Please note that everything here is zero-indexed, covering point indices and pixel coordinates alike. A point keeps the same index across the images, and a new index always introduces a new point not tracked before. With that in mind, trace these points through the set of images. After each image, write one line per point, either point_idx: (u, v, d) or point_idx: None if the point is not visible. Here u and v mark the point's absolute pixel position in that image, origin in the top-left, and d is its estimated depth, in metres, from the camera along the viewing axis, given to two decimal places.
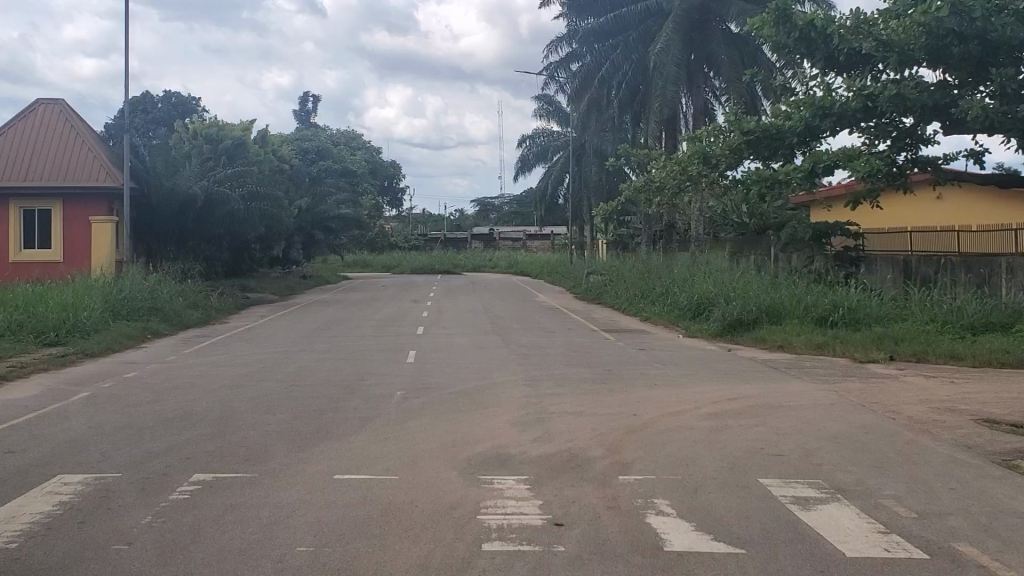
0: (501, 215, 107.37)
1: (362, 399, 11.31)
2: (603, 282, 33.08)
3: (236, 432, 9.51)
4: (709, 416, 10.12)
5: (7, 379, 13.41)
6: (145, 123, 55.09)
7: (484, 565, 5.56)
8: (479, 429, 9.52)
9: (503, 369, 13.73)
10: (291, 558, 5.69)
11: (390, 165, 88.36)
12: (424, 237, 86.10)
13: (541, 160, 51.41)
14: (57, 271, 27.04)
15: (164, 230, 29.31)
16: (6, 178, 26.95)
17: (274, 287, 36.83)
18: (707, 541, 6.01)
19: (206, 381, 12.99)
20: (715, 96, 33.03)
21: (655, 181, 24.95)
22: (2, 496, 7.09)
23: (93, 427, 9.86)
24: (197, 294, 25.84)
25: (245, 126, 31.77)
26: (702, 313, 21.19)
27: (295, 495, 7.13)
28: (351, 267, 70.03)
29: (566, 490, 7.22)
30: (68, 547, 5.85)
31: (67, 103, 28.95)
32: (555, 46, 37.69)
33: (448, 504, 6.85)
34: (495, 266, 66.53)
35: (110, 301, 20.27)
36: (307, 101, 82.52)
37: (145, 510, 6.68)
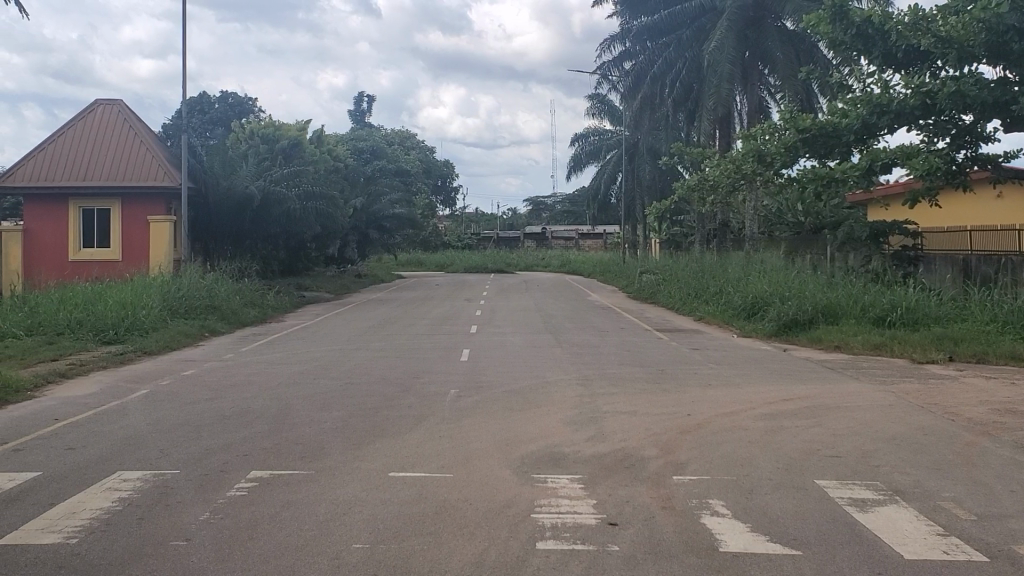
0: (554, 215, 107.22)
1: (415, 398, 11.36)
2: (656, 282, 32.96)
3: (292, 430, 9.60)
4: (765, 416, 10.07)
5: (67, 378, 13.60)
6: (202, 124, 55.74)
7: (538, 565, 5.56)
8: (532, 428, 9.54)
9: (558, 368, 13.74)
10: (347, 555, 5.73)
11: (443, 165, 88.62)
12: (477, 236, 86.15)
13: (593, 160, 51.38)
14: (115, 270, 27.50)
15: (222, 229, 29.66)
16: (65, 179, 27.46)
17: (329, 285, 37.11)
18: (762, 543, 5.98)
19: (263, 379, 13.14)
20: (769, 93, 32.80)
21: (709, 179, 24.80)
22: (63, 493, 7.21)
23: (151, 424, 10.02)
24: (254, 292, 26.11)
25: (300, 126, 32.05)
26: (757, 313, 21.04)
27: (351, 492, 7.19)
28: (405, 266, 70.24)
29: (619, 490, 7.21)
30: (127, 543, 5.93)
31: (125, 104, 29.36)
32: (609, 45, 37.70)
33: (502, 503, 6.87)
34: (548, 267, 66.46)
35: (168, 300, 20.52)
36: (362, 101, 82.84)
37: (203, 506, 6.78)
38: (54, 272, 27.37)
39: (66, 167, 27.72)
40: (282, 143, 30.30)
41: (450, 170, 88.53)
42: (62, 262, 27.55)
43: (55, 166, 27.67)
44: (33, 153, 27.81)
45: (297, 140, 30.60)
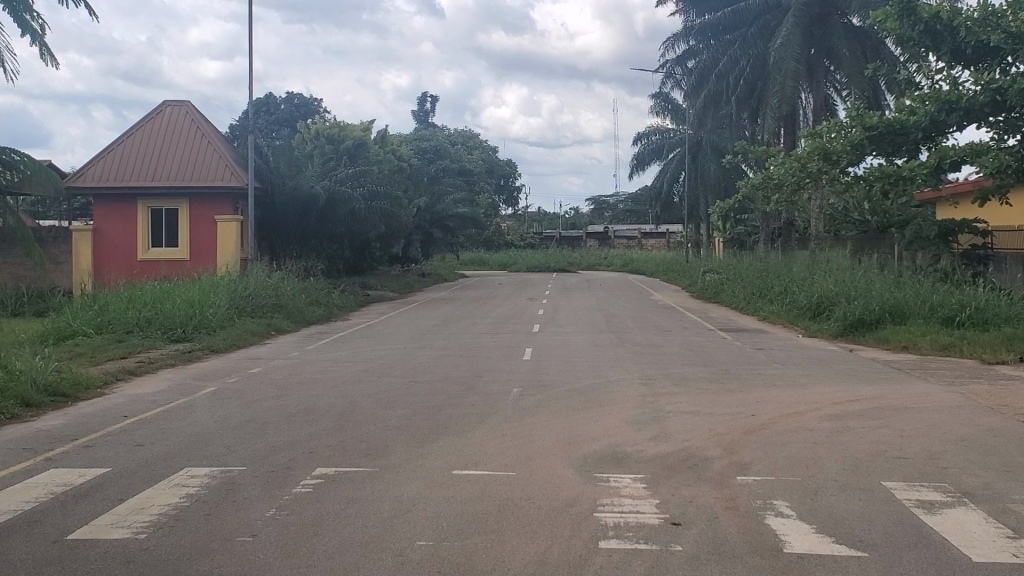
0: (617, 213, 106.91)
1: (478, 396, 11.40)
2: (720, 281, 32.78)
3: (356, 427, 9.67)
4: (831, 417, 9.96)
5: (135, 375, 13.83)
6: (269, 125, 56.46)
7: (601, 564, 5.55)
8: (595, 428, 9.51)
9: (621, 368, 13.70)
10: (411, 552, 5.78)
11: (507, 165, 88.71)
12: (540, 235, 86.18)
13: (657, 158, 51.10)
14: (183, 269, 27.90)
15: (288, 229, 29.99)
16: (135, 178, 27.90)
17: (393, 284, 37.30)
18: (828, 544, 5.91)
19: (328, 377, 13.29)
20: (836, 90, 32.44)
21: (773, 178, 24.52)
22: (133, 489, 7.35)
23: (219, 421, 10.17)
24: (319, 291, 26.35)
25: (365, 127, 32.35)
26: (822, 312, 20.84)
27: (416, 489, 7.24)
28: (467, 266, 70.33)
29: (683, 490, 7.18)
30: (194, 539, 6.03)
31: (192, 105, 29.90)
32: (672, 43, 37.61)
33: (564, 501, 6.87)
34: (611, 265, 66.30)
35: (235, 299, 20.82)
36: (425, 101, 83.16)
37: (270, 504, 6.86)
38: (123, 270, 27.84)
39: (134, 167, 28.16)
40: (346, 144, 30.73)
41: (512, 169, 88.48)
42: (131, 261, 28.02)
43: (126, 165, 28.16)
44: (103, 153, 28.32)
45: (362, 141, 30.96)
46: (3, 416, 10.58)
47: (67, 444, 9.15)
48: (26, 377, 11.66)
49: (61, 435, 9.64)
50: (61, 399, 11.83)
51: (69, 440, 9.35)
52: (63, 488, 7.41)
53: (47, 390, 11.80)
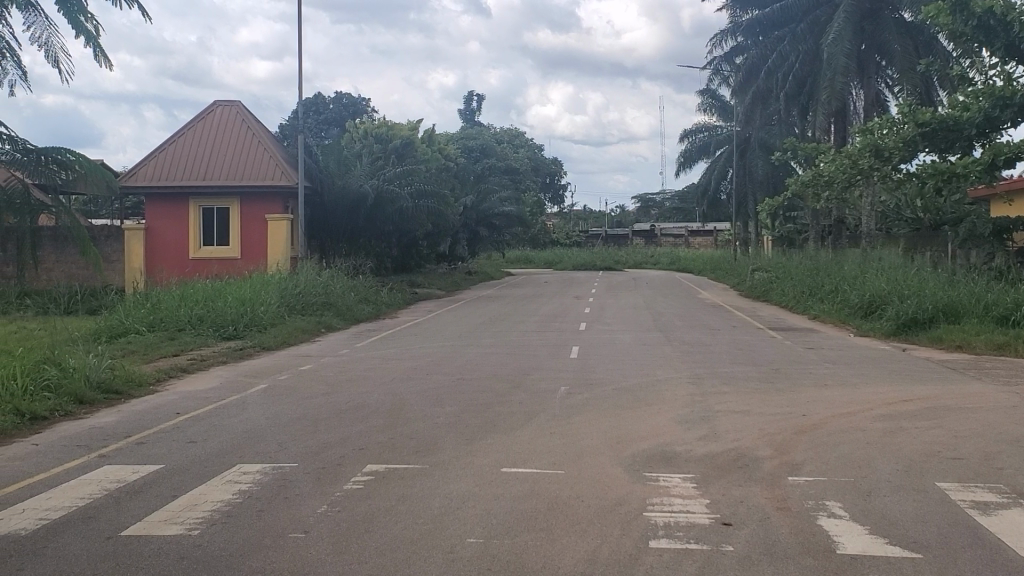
0: (663, 211, 106.48)
1: (526, 394, 11.40)
2: (769, 280, 32.58)
3: (405, 424, 9.72)
4: (884, 418, 9.86)
5: (188, 372, 13.99)
6: (318, 124, 56.87)
7: (652, 563, 5.53)
8: (644, 427, 9.47)
9: (669, 366, 13.64)
10: (461, 549, 5.80)
11: (553, 163, 88.65)
12: (586, 233, 86.01)
13: (704, 155, 50.79)
14: (235, 267, 28.18)
15: (336, 228, 30.20)
16: (186, 177, 28.20)
17: (440, 283, 37.36)
18: (882, 546, 5.84)
19: (378, 375, 13.36)
20: (887, 86, 32.14)
21: (824, 175, 24.29)
22: (186, 485, 7.43)
23: (270, 418, 10.24)
24: (368, 289, 26.48)
25: (412, 126, 32.50)
26: (874, 311, 20.63)
27: (465, 487, 7.26)
28: (514, 264, 70.39)
29: (733, 490, 7.14)
30: (247, 535, 6.08)
31: (242, 106, 30.27)
32: (720, 40, 37.50)
33: (615, 500, 6.86)
34: (658, 263, 66.06)
35: (285, 297, 21.00)
36: (471, 100, 83.26)
37: (321, 500, 6.91)
38: (175, 269, 28.13)
39: (186, 167, 28.45)
40: (395, 143, 30.92)
41: (558, 168, 88.43)
42: (183, 260, 28.29)
43: (178, 165, 28.48)
44: (155, 153, 28.63)
45: (410, 140, 31.15)
46: (58, 413, 10.74)
47: (121, 441, 9.26)
48: (80, 375, 11.83)
49: (115, 432, 9.77)
50: (115, 396, 12.00)
51: (123, 437, 9.47)
52: (117, 484, 7.50)
53: (101, 387, 11.96)
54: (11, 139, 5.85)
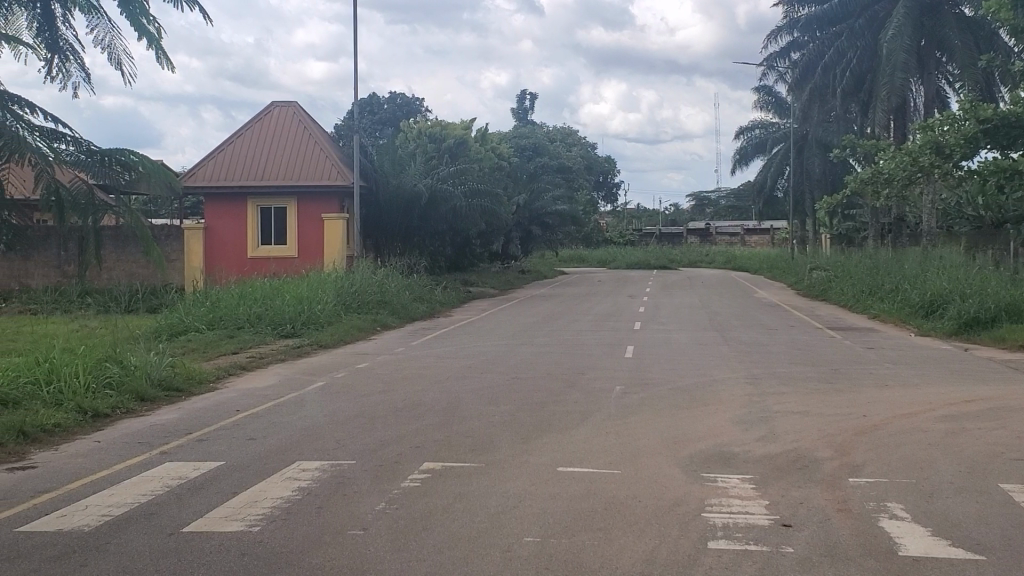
0: (717, 209, 105.76)
1: (582, 394, 11.39)
2: (826, 279, 32.29)
3: (461, 422, 9.76)
4: (946, 418, 9.73)
5: (246, 369, 14.14)
6: (371, 124, 57.29)
7: (710, 564, 5.51)
8: (702, 427, 9.42)
9: (726, 366, 13.56)
10: (517, 548, 5.80)
11: (606, 161, 88.46)
12: (640, 231, 85.77)
13: (760, 152, 50.39)
14: (292, 266, 28.44)
15: (391, 228, 30.37)
16: (244, 177, 28.45)
17: (494, 282, 37.45)
18: (943, 547, 5.77)
19: (434, 373, 13.41)
20: (947, 82, 31.72)
21: (883, 172, 24.02)
22: (247, 482, 7.51)
23: (328, 415, 10.33)
24: (422, 287, 26.60)
25: (466, 125, 32.62)
26: (935, 310, 20.37)
27: (522, 486, 7.26)
28: (568, 263, 70.30)
29: (793, 491, 7.09)
30: (306, 532, 6.13)
31: (299, 107, 30.54)
32: (775, 37, 37.27)
33: (673, 501, 6.83)
34: (713, 262, 65.65)
35: (341, 295, 21.16)
36: (524, 99, 83.22)
37: (380, 497, 6.96)
38: (233, 268, 28.43)
39: (244, 167, 28.75)
40: (448, 142, 31.08)
41: (611, 166, 88.24)
42: (242, 259, 28.58)
43: (237, 165, 28.76)
44: (214, 154, 28.96)
45: (463, 139, 31.28)
46: (120, 411, 10.88)
47: (180, 438, 9.37)
48: (141, 372, 12.00)
49: (177, 429, 9.91)
50: (175, 393, 12.15)
51: (183, 434, 9.59)
52: (178, 480, 7.59)
53: (161, 384, 12.12)
54: (76, 140, 5.98)
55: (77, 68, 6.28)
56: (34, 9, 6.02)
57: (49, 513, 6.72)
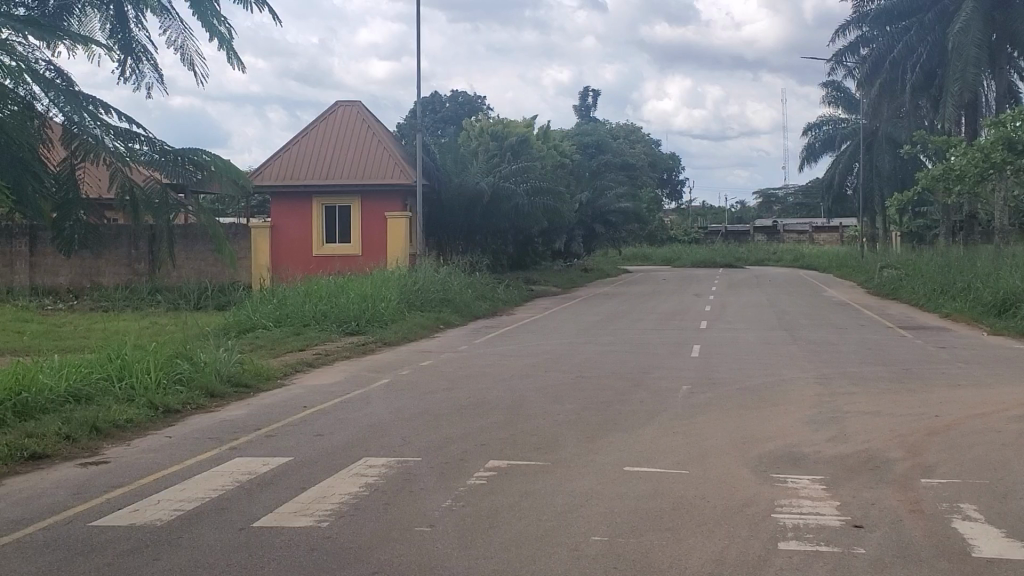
0: (786, 207, 104.61)
1: (649, 393, 11.34)
2: (897, 277, 31.87)
3: (527, 421, 9.77)
4: (1021, 419, 9.53)
5: (313, 366, 14.26)
6: (433, 122, 57.66)
7: (781, 564, 5.46)
8: (770, 427, 9.33)
9: (794, 366, 13.42)
10: (586, 547, 5.78)
11: (671, 158, 88.02)
12: (705, 229, 85.17)
13: (829, 149, 49.83)
14: (356, 264, 28.57)
15: (453, 226, 30.47)
16: (309, 177, 28.74)
17: (556, 280, 37.47)
18: (1019, 549, 5.66)
19: (499, 371, 13.43)
20: (1021, 77, 31.14)
21: (955, 168, 23.67)
22: (315, 477, 7.57)
23: (394, 412, 10.40)
24: (485, 286, 26.65)
25: (529, 123, 32.58)
26: (1008, 310, 20.04)
27: (589, 485, 7.25)
28: (632, 261, 70.06)
29: (864, 492, 7.00)
30: (373, 528, 6.16)
31: (363, 105, 30.81)
32: (843, 31, 36.86)
33: (742, 501, 6.77)
34: (780, 260, 65.01)
35: (405, 294, 21.27)
36: (588, 96, 83.01)
37: (447, 494, 6.97)
38: (300, 267, 28.65)
39: (309, 167, 29.03)
40: (511, 140, 31.08)
41: (676, 163, 87.79)
42: (307, 258, 28.78)
43: (301, 165, 29.05)
44: (279, 153, 29.28)
45: (526, 137, 31.25)
46: (190, 406, 11.03)
47: (249, 434, 9.49)
48: (210, 368, 12.17)
49: (246, 424, 10.03)
50: (244, 389, 12.29)
51: (253, 429, 9.72)
52: (247, 476, 7.68)
53: (230, 380, 12.26)
54: (149, 140, 6.06)
55: (149, 68, 6.43)
56: (107, 11, 6.19)
57: (122, 508, 6.83)
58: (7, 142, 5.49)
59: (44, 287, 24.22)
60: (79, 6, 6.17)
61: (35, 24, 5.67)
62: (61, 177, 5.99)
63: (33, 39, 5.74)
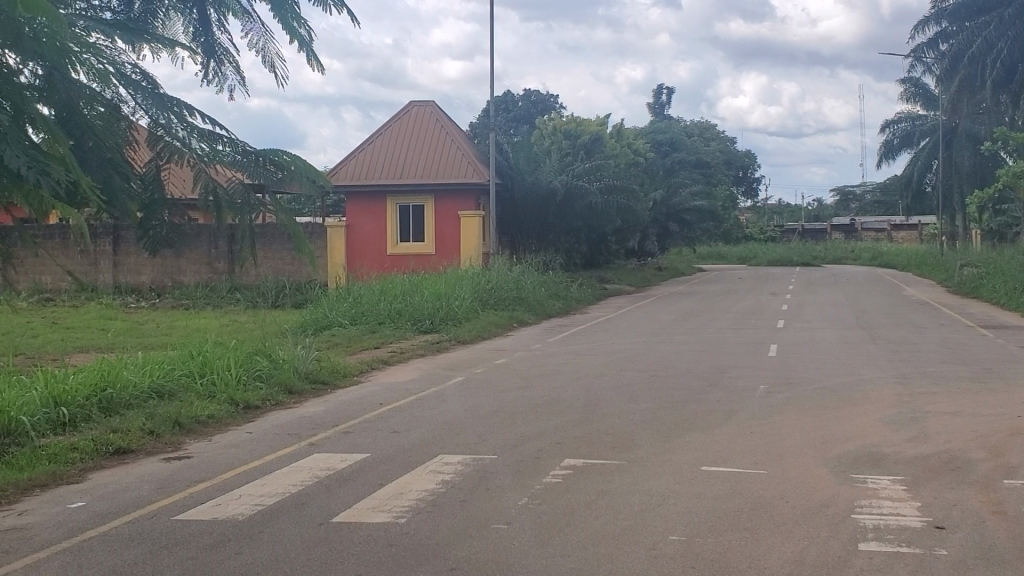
0: (863, 204, 103.02)
1: (725, 392, 11.29)
2: (978, 275, 31.25)
3: (602, 419, 9.77)
4: None
5: (388, 364, 14.39)
6: (507, 121, 57.82)
7: (862, 565, 5.41)
8: (848, 428, 9.24)
9: (872, 365, 13.25)
10: (664, 546, 5.78)
11: (747, 156, 87.20)
12: (781, 227, 84.23)
13: (907, 145, 49.04)
14: (430, 263, 28.74)
15: (526, 224, 30.54)
16: (382, 176, 29.00)
17: (630, 279, 37.34)
18: None
19: (573, 369, 13.45)
20: None
21: None
22: (392, 474, 7.66)
23: (470, 410, 10.47)
24: (558, 285, 26.67)
25: (601, 122, 32.52)
26: None
27: (668, 484, 7.24)
28: (707, 259, 69.53)
29: (946, 492, 6.91)
30: (450, 524, 6.22)
31: (437, 105, 31.02)
32: (921, 28, 36.27)
33: (821, 502, 6.71)
34: (858, 258, 64.04)
35: (479, 292, 21.36)
36: (663, 93, 82.47)
37: (522, 492, 7.00)
38: (374, 265, 28.90)
39: (383, 166, 29.28)
40: (584, 139, 31.02)
41: (751, 160, 86.95)
42: (382, 256, 29.02)
43: (376, 165, 29.31)
44: (354, 153, 29.60)
45: (600, 136, 31.16)
46: (270, 402, 11.19)
47: (327, 430, 9.60)
48: (289, 365, 12.35)
49: (324, 420, 10.18)
50: (322, 385, 12.45)
51: (331, 426, 9.84)
52: (326, 471, 7.79)
53: (308, 377, 12.43)
54: (232, 141, 6.15)
55: (231, 71, 6.56)
56: (190, 15, 6.31)
57: (205, 502, 6.96)
58: (95, 143, 5.63)
59: (127, 286, 24.77)
60: (164, 11, 6.30)
61: (123, 29, 5.82)
62: (147, 178, 6.16)
63: (120, 42, 5.89)
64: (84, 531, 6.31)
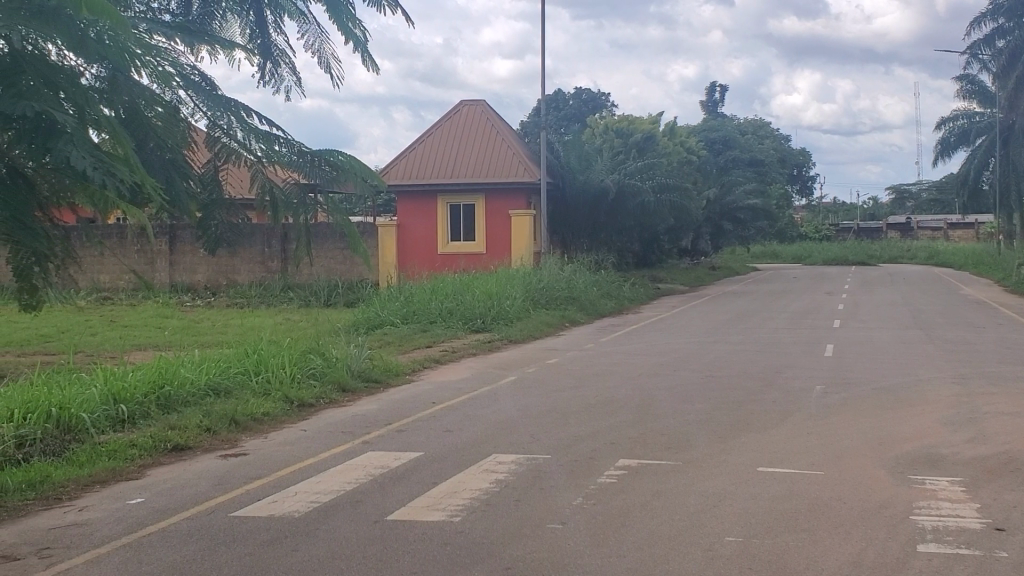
0: (920, 202, 101.61)
1: (779, 392, 11.18)
2: None
3: (656, 420, 9.72)
4: None
5: (440, 363, 14.43)
6: (558, 119, 57.84)
7: (921, 567, 5.35)
8: (906, 429, 9.12)
9: (929, 366, 13.05)
10: (720, 547, 5.74)
11: (801, 154, 86.40)
12: (837, 226, 83.30)
13: (964, 143, 48.34)
14: (481, 262, 28.73)
15: (578, 223, 30.51)
16: (433, 175, 29.14)
17: (682, 278, 37.15)
18: None
19: (626, 369, 13.41)
20: None
21: None
22: (446, 472, 7.68)
23: (523, 410, 10.46)
24: (610, 284, 26.58)
25: (654, 119, 32.37)
26: None
27: (723, 485, 7.19)
28: (761, 258, 69.00)
29: (1007, 493, 6.81)
30: (504, 524, 6.21)
31: (487, 104, 31.16)
32: (978, 24, 35.71)
33: (879, 503, 6.64)
34: (914, 258, 63.14)
35: (530, 292, 21.35)
36: (716, 92, 81.92)
37: (576, 492, 6.98)
38: (425, 264, 28.94)
39: (434, 165, 29.42)
40: (636, 137, 30.92)
41: (806, 158, 86.10)
42: (433, 255, 29.04)
43: (427, 163, 29.46)
44: (406, 153, 29.77)
45: (652, 134, 31.04)
46: (324, 400, 11.25)
47: (381, 428, 9.65)
48: (342, 364, 12.42)
49: (377, 418, 10.23)
50: (374, 383, 12.51)
51: (384, 424, 9.88)
52: (381, 470, 7.82)
53: (361, 375, 12.49)
54: (288, 141, 6.20)
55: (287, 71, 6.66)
56: (247, 18, 6.38)
57: (262, 500, 7.02)
58: (157, 144, 5.69)
59: (183, 285, 25.05)
60: (221, 13, 6.37)
61: (182, 31, 5.89)
62: (206, 178, 6.20)
63: (180, 44, 5.98)
64: (144, 528, 6.39)
